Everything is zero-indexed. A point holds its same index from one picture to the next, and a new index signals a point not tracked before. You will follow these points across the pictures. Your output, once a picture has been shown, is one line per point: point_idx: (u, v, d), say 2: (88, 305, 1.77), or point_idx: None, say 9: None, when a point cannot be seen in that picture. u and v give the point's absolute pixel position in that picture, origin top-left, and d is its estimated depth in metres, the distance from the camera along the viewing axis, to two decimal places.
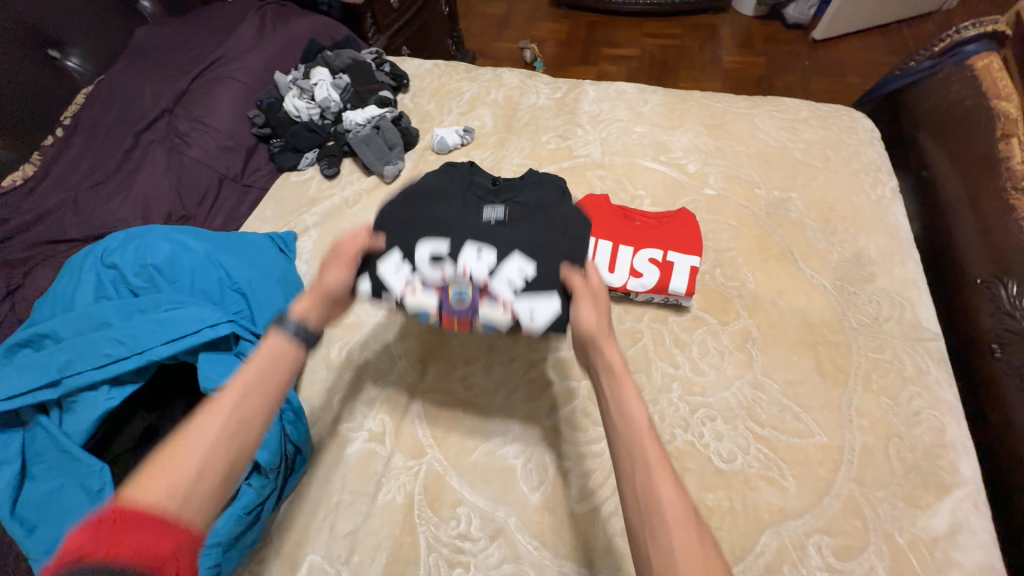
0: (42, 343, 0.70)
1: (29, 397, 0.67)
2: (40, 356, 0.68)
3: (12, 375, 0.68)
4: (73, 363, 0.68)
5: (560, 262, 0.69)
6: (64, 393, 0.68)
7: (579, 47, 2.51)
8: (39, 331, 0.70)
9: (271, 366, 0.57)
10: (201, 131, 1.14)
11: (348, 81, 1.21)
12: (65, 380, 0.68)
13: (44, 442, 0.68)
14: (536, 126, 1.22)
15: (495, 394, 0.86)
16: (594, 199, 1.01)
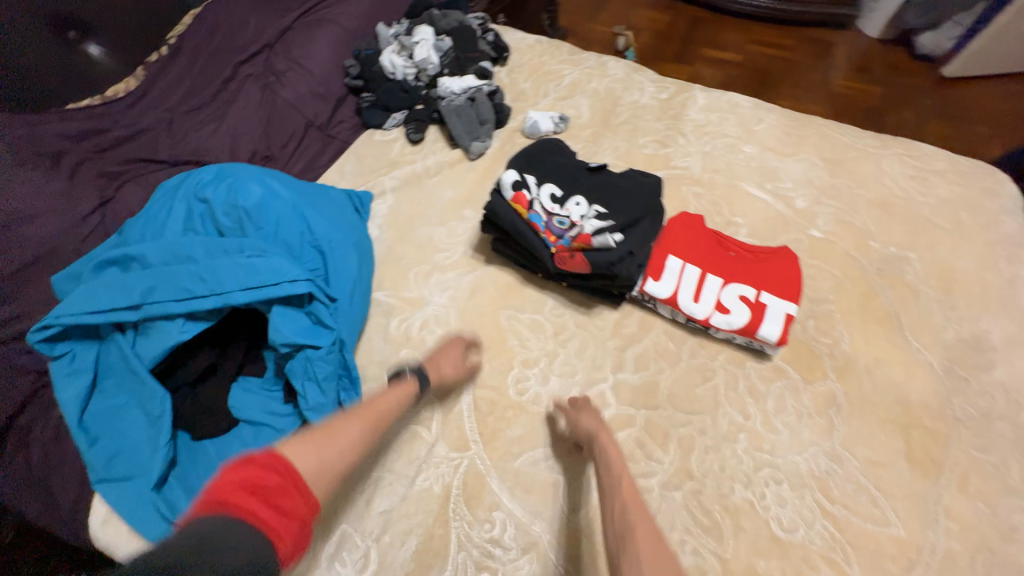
0: (127, 263, 0.71)
1: (110, 316, 0.67)
2: (125, 276, 0.68)
3: (96, 290, 0.68)
4: (155, 291, 0.67)
5: (637, 227, 0.84)
6: (142, 318, 0.68)
7: (676, 42, 2.34)
8: (127, 252, 0.70)
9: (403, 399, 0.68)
10: (297, 73, 1.13)
11: (450, 44, 1.14)
12: (141, 306, 0.67)
13: (116, 359, 0.72)
14: (635, 126, 1.14)
15: (549, 402, 0.82)
16: (686, 219, 0.94)
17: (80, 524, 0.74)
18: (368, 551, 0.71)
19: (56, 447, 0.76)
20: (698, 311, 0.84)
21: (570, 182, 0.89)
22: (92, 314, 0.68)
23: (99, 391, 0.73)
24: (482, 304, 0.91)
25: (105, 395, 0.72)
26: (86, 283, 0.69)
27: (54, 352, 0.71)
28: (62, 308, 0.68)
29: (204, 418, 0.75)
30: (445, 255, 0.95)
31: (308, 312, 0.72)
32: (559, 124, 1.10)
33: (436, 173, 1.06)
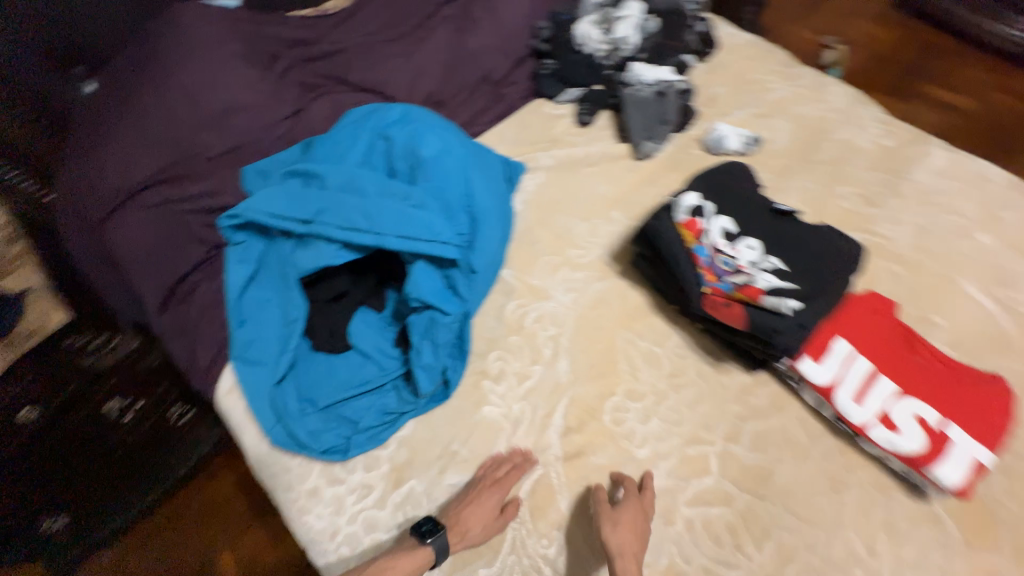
0: (309, 179, 0.77)
1: (285, 223, 0.74)
2: (306, 192, 0.74)
3: (280, 196, 0.74)
4: (325, 213, 0.72)
5: (817, 294, 0.70)
6: (308, 233, 0.74)
7: (896, 70, 1.98)
8: (311, 169, 0.75)
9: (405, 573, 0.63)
10: (489, 24, 1.11)
11: (656, 28, 1.05)
12: (312, 223, 0.73)
13: (275, 260, 0.79)
14: (838, 169, 0.96)
15: (642, 445, 0.75)
16: (874, 300, 0.78)
17: (209, 381, 0.88)
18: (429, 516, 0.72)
19: (209, 311, 0.92)
20: (855, 415, 0.70)
21: (749, 222, 0.78)
22: (273, 217, 0.76)
23: (256, 282, 0.81)
24: (603, 316, 0.85)
25: (258, 287, 0.81)
26: (274, 187, 0.76)
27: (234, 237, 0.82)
28: (251, 203, 0.75)
29: (327, 335, 0.81)
30: (580, 253, 0.90)
31: (446, 276, 0.73)
32: (748, 147, 0.97)
33: (594, 163, 1.00)
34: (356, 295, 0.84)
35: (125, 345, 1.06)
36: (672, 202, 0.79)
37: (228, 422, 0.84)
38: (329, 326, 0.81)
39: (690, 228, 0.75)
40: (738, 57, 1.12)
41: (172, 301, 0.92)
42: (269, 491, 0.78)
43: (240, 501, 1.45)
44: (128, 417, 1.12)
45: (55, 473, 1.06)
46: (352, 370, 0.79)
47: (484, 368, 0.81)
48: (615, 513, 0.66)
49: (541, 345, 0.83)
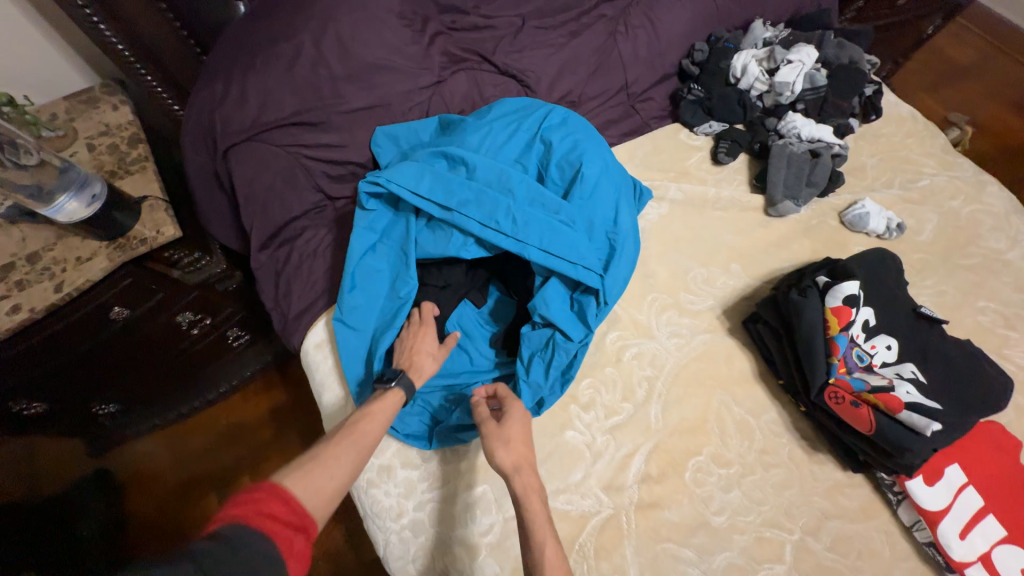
0: (455, 164, 0.76)
1: (424, 204, 0.73)
2: (453, 179, 0.73)
3: (426, 175, 0.74)
4: (468, 206, 0.71)
5: (960, 422, 0.66)
6: (444, 219, 0.74)
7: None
8: (462, 157, 0.75)
9: (388, 417, 0.65)
10: (646, 33, 1.05)
11: (826, 81, 0.97)
12: (451, 211, 0.72)
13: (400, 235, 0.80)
14: (981, 279, 0.89)
15: (718, 512, 0.74)
16: (996, 432, 0.74)
17: (299, 331, 0.87)
18: (495, 525, 0.71)
19: (307, 261, 0.90)
20: (958, 551, 0.67)
21: (893, 322, 0.74)
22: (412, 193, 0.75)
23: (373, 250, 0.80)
24: (704, 371, 0.82)
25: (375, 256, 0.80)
26: (420, 163, 0.75)
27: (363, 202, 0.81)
28: (394, 175, 0.74)
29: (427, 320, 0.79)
30: (692, 299, 0.87)
31: (573, 297, 0.73)
32: (891, 232, 0.90)
33: (722, 206, 0.95)
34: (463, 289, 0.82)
35: (210, 269, 1.07)
36: (826, 284, 0.75)
37: (311, 376, 0.85)
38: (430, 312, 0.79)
39: (838, 314, 0.72)
40: (895, 129, 1.05)
41: (275, 241, 0.91)
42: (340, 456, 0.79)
43: (266, 435, 1.46)
44: (197, 330, 1.19)
45: (109, 359, 1.05)
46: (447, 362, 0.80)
47: (574, 393, 0.80)
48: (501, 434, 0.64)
49: (634, 384, 0.81)
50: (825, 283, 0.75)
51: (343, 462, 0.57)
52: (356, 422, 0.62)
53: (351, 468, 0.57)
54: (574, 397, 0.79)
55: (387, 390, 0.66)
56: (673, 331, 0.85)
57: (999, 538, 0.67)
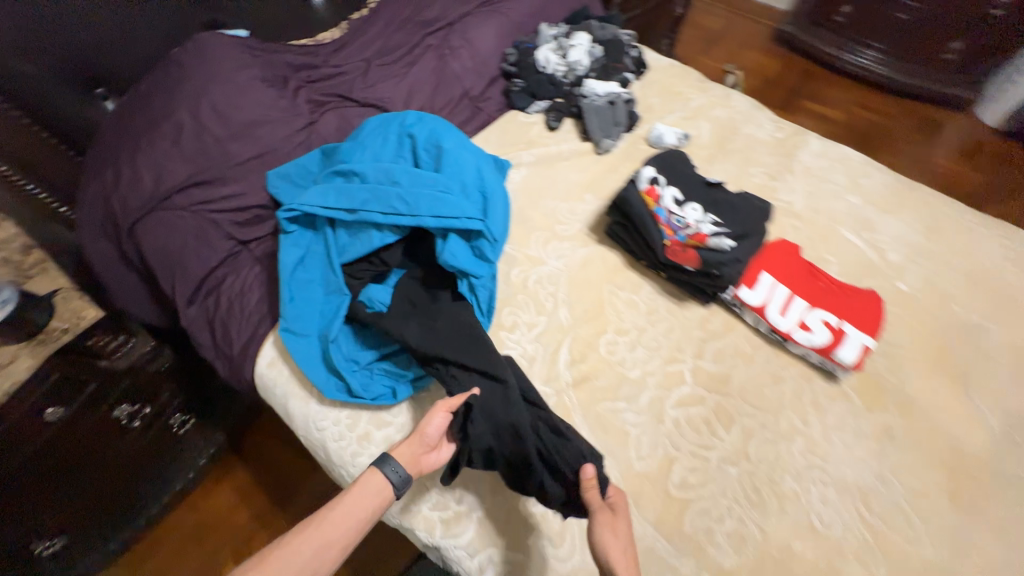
0: (349, 177, 0.95)
1: (334, 214, 0.92)
2: (351, 187, 0.92)
3: (330, 192, 0.93)
4: (369, 202, 0.91)
5: (744, 238, 0.97)
6: (354, 220, 0.92)
7: (783, 89, 2.50)
8: (352, 169, 0.94)
9: (363, 500, 0.67)
10: (466, 50, 1.32)
11: (602, 53, 1.32)
12: (357, 212, 0.92)
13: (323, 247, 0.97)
14: (747, 156, 1.24)
15: (632, 368, 0.95)
16: (784, 246, 1.04)
17: (248, 360, 0.96)
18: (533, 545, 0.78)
19: (236, 301, 1.00)
20: (782, 324, 0.94)
21: (692, 192, 1.03)
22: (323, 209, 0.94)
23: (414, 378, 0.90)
24: (590, 274, 1.05)
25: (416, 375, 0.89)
26: (322, 185, 0.94)
27: (287, 229, 0.98)
28: (307, 200, 0.94)
29: (490, 425, 0.76)
30: (565, 228, 1.11)
31: (472, 246, 0.92)
32: (682, 142, 1.23)
33: (566, 158, 1.22)
34: (531, 394, 0.83)
35: (138, 350, 1.08)
36: (633, 176, 1.04)
37: (271, 392, 0.94)
38: (496, 415, 0.77)
39: (650, 194, 1.01)
40: (665, 73, 1.41)
41: (200, 293, 0.99)
42: (318, 445, 0.90)
43: (241, 511, 1.41)
44: (138, 422, 1.17)
45: (52, 482, 1.02)
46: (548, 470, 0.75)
47: (499, 322, 0.98)
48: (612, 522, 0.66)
49: (541, 301, 1.01)
50: (638, 178, 1.03)
51: (302, 550, 0.61)
52: (334, 507, 0.65)
53: (309, 557, 0.60)
54: (500, 325, 0.98)
55: (369, 471, 0.69)
56: (559, 256, 1.07)
57: (806, 306, 0.94)
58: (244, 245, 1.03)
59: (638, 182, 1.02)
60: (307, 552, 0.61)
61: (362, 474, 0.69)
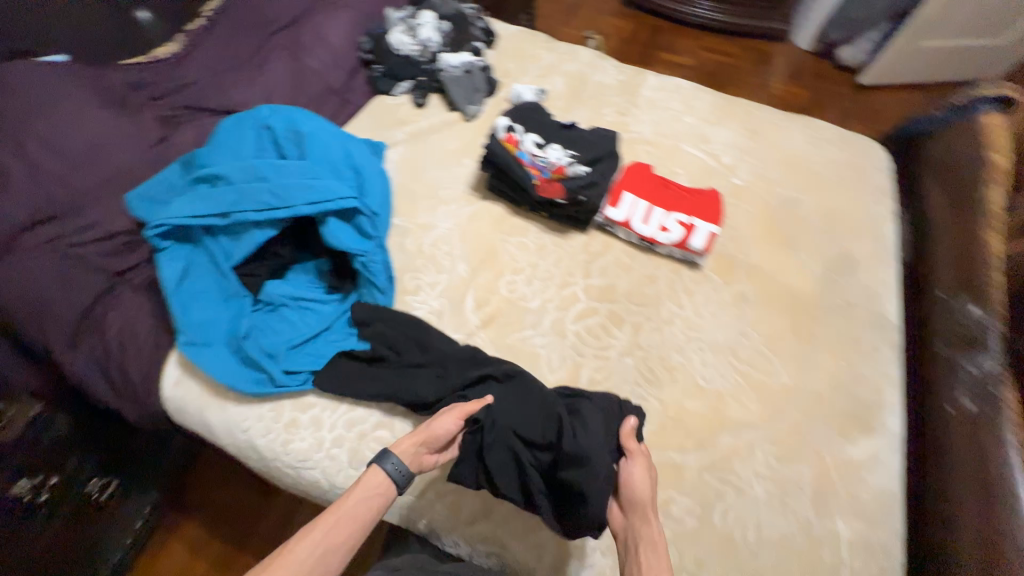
0: (214, 182, 0.94)
1: (205, 221, 0.91)
2: (216, 191, 0.91)
3: (195, 199, 0.92)
4: (238, 203, 0.91)
5: (598, 164, 1.11)
6: (228, 224, 0.92)
7: (639, 47, 2.68)
8: (215, 173, 0.93)
9: (362, 499, 0.69)
10: (317, 44, 1.32)
11: (449, 27, 1.40)
12: (228, 215, 0.91)
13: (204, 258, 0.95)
14: (599, 100, 1.38)
15: (532, 300, 1.05)
16: (638, 167, 1.19)
17: (153, 385, 0.95)
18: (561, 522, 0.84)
19: (124, 333, 0.95)
20: (646, 231, 1.09)
21: (550, 135, 1.14)
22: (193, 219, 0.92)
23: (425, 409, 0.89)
24: (480, 228, 1.13)
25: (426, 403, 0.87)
26: (185, 196, 0.93)
27: (159, 246, 0.94)
28: (172, 211, 0.91)
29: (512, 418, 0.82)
30: (449, 192, 1.18)
31: (354, 226, 0.96)
32: (539, 96, 1.34)
33: (439, 130, 1.29)
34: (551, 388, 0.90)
35: (18, 423, 0.91)
36: (492, 129, 1.14)
37: (185, 410, 0.93)
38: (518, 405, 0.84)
39: (511, 141, 1.12)
40: (515, 39, 1.51)
41: (78, 335, 0.92)
42: (246, 446, 0.90)
43: None
44: (44, 498, 0.98)
45: None
46: (591, 432, 0.77)
47: (402, 289, 1.03)
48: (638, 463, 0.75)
49: (439, 261, 1.07)
50: (499, 129, 1.12)
51: (300, 552, 0.63)
52: (337, 508, 0.67)
53: (308, 560, 0.63)
54: (404, 291, 1.03)
55: (368, 470, 0.72)
56: (448, 219, 1.14)
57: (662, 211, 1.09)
58: (119, 276, 0.98)
59: (500, 132, 1.12)
60: (312, 553, 0.63)
61: (363, 475, 0.72)
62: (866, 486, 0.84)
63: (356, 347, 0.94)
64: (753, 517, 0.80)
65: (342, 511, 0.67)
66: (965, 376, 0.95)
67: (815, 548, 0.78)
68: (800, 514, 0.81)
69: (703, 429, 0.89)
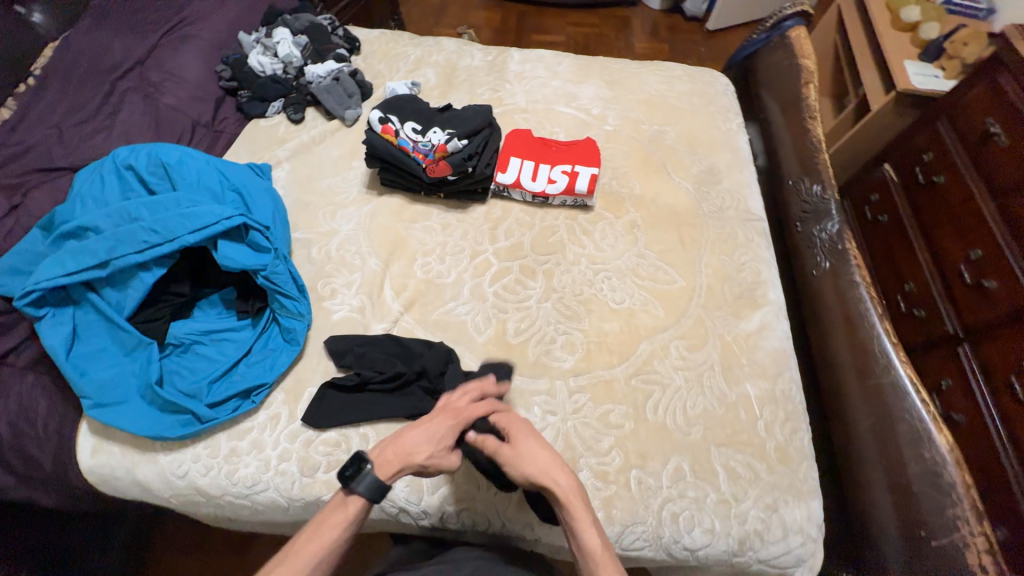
0: (85, 235, 0.90)
1: (83, 275, 0.86)
2: (88, 243, 0.87)
3: (66, 257, 0.87)
4: (116, 248, 0.87)
5: (476, 135, 1.17)
6: (110, 272, 0.88)
7: (512, 34, 2.78)
8: (83, 225, 0.89)
9: (339, 523, 0.69)
10: (172, 82, 1.27)
11: (307, 41, 1.41)
12: (108, 263, 0.87)
13: (93, 315, 0.90)
14: (472, 81, 1.45)
15: (448, 275, 1.09)
16: (519, 132, 1.26)
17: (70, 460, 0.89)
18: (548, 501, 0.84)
19: (20, 419, 0.87)
20: (537, 187, 1.16)
21: (427, 119, 1.19)
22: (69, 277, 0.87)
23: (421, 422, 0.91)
24: (383, 222, 1.16)
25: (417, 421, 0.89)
26: (54, 255, 0.87)
27: (36, 315, 0.87)
28: (41, 275, 0.85)
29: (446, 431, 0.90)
30: (345, 196, 1.19)
31: (249, 244, 0.95)
32: (413, 88, 1.37)
33: (322, 141, 1.30)
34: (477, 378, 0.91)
35: None
36: (368, 124, 1.16)
37: (112, 476, 0.88)
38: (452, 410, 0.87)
39: (389, 132, 1.14)
40: (379, 40, 1.54)
41: None
42: (189, 492, 0.87)
43: None
44: None
45: None
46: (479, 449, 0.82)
47: (319, 296, 1.04)
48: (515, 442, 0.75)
49: (349, 262, 1.09)
50: (375, 124, 1.15)
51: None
52: (309, 534, 0.68)
53: None
54: (321, 298, 1.04)
55: (349, 494, 0.71)
56: (351, 221, 1.16)
57: (547, 166, 1.16)
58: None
59: (376, 127, 1.15)
60: None
61: (339, 496, 0.72)
62: (761, 350, 0.98)
63: (283, 361, 0.94)
64: (679, 402, 0.91)
65: (320, 544, 0.67)
66: (820, 241, 1.12)
67: (733, 411, 0.91)
68: (716, 388, 0.93)
69: (623, 343, 0.99)
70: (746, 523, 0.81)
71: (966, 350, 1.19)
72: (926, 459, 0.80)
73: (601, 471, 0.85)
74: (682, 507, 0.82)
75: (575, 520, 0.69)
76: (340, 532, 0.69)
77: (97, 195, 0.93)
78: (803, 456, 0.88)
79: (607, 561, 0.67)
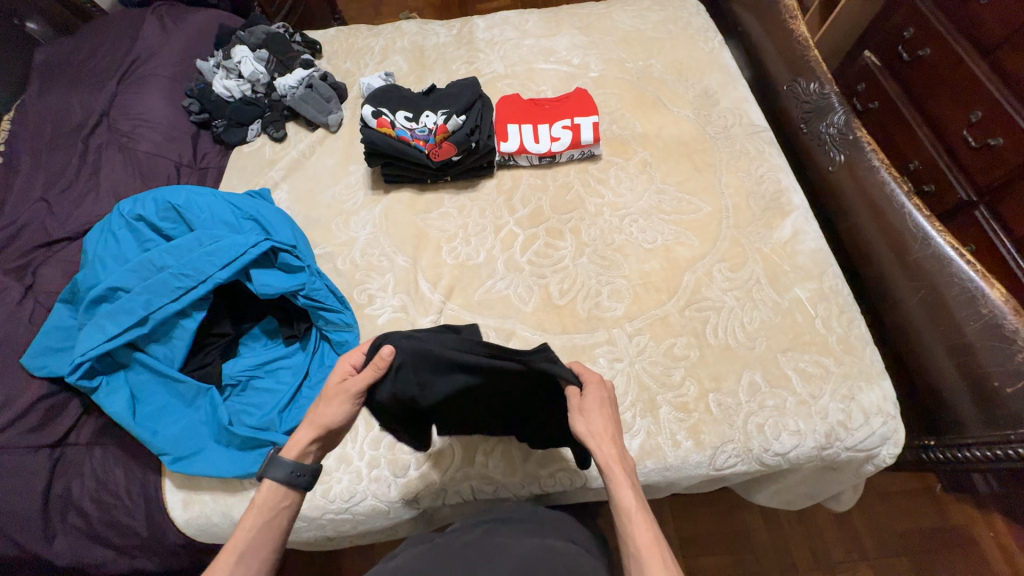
0: (115, 297, 0.87)
1: (126, 335, 0.84)
2: (122, 302, 0.85)
3: (104, 321, 0.84)
4: (153, 300, 0.85)
5: (469, 109, 1.15)
6: (152, 327, 0.86)
7: (457, 7, 2.67)
8: (112, 286, 0.87)
9: (262, 516, 0.64)
10: (143, 127, 1.22)
11: (268, 53, 1.35)
12: (148, 317, 0.85)
13: (146, 373, 0.88)
14: (444, 59, 1.40)
15: (478, 255, 1.08)
16: (508, 98, 1.23)
17: (162, 520, 0.88)
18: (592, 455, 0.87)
19: (103, 492, 0.86)
20: (541, 149, 1.14)
21: (416, 105, 1.15)
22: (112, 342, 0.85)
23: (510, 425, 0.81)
24: (398, 219, 1.14)
25: (484, 402, 0.78)
26: (91, 323, 0.85)
27: (90, 386, 0.86)
28: (85, 346, 0.83)
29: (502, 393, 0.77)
30: (353, 203, 1.16)
31: (279, 267, 0.94)
32: (388, 79, 1.32)
33: (311, 153, 1.26)
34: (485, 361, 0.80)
35: None
36: (361, 122, 1.13)
37: (209, 524, 0.87)
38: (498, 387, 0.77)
39: (384, 126, 1.11)
40: (338, 39, 1.47)
41: (52, 522, 0.84)
42: None
43: None
44: None
45: None
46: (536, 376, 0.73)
47: (359, 305, 1.03)
48: (579, 405, 0.70)
49: (378, 267, 1.07)
50: (366, 120, 1.12)
51: None
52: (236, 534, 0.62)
53: None
54: (362, 306, 1.03)
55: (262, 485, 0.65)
56: (366, 225, 1.13)
57: (547, 125, 1.14)
58: (63, 444, 0.88)
59: (367, 122, 1.12)
60: None
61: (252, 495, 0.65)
62: (801, 254, 1.00)
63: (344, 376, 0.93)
64: (737, 321, 0.93)
65: (234, 544, 0.61)
66: (829, 136, 1.14)
67: (790, 317, 0.93)
68: (768, 299, 0.95)
69: (667, 280, 0.99)
70: (828, 417, 0.85)
71: (985, 212, 1.22)
72: (984, 315, 0.84)
73: (680, 402, 0.87)
74: (765, 417, 0.85)
75: (615, 478, 0.65)
76: (255, 524, 0.63)
77: (115, 254, 0.91)
78: (865, 342, 0.91)
79: (642, 519, 0.61)
